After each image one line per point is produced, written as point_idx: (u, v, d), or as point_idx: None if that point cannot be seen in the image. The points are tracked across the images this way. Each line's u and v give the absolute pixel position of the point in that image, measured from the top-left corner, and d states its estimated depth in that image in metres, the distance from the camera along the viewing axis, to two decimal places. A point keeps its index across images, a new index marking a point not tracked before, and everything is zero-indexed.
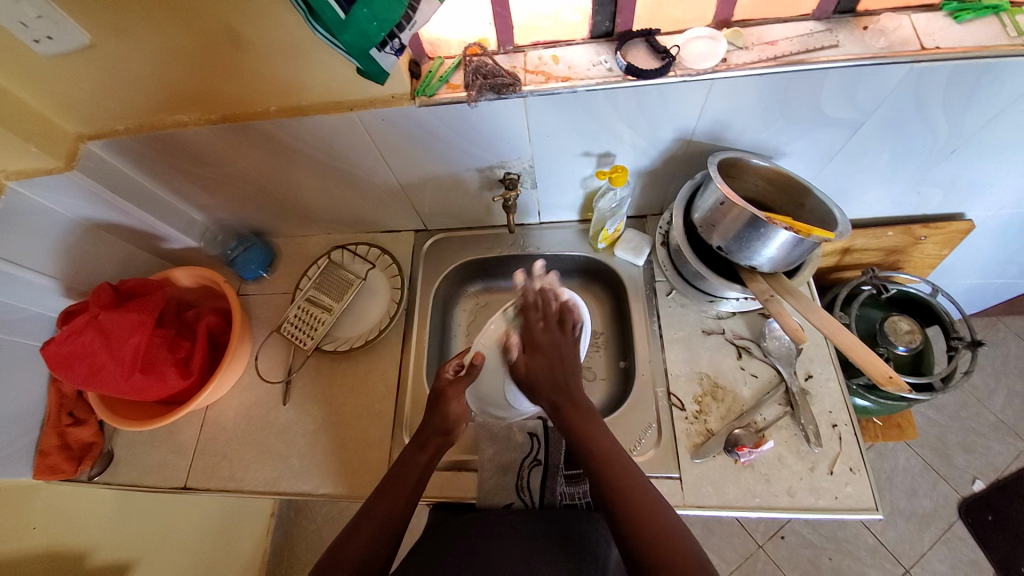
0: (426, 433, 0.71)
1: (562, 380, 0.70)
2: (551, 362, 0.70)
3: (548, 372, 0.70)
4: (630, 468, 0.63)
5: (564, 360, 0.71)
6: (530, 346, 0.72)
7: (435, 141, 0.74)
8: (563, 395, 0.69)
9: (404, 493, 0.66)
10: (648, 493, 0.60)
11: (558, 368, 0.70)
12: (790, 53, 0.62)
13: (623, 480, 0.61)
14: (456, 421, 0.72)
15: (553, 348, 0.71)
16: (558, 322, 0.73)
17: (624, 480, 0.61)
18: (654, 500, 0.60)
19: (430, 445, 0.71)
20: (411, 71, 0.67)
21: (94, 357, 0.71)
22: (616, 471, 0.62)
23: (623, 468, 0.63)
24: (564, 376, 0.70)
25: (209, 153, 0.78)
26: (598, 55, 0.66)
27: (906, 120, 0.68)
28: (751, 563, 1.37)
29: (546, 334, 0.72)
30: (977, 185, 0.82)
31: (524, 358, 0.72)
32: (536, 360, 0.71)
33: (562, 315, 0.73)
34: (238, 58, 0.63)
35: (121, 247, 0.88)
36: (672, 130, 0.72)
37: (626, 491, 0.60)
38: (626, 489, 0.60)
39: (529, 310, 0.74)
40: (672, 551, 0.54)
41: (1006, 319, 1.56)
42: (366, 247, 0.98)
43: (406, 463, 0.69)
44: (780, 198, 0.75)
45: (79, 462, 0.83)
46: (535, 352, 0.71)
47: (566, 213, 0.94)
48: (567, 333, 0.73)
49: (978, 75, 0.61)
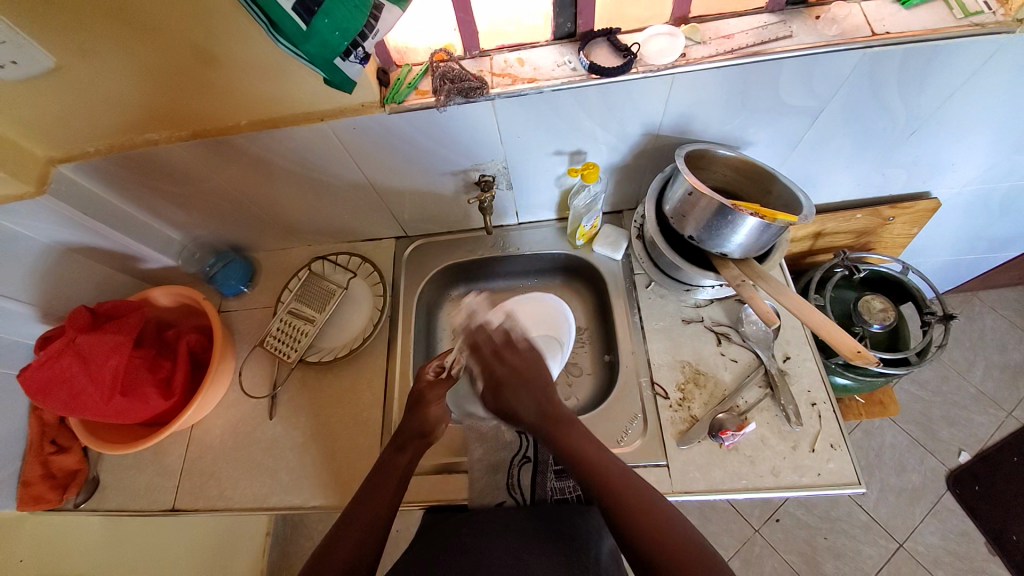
0: (406, 434, 0.72)
1: (541, 394, 0.69)
2: (525, 386, 0.69)
3: (520, 396, 0.69)
4: (631, 479, 0.62)
5: (531, 377, 0.70)
6: (495, 379, 0.70)
7: (408, 148, 0.75)
8: (544, 410, 0.68)
9: (387, 496, 0.66)
10: (643, 493, 0.61)
11: (529, 387, 0.69)
12: (747, 45, 0.64)
13: (619, 481, 0.61)
14: (435, 423, 0.73)
15: (517, 374, 0.70)
16: (509, 346, 0.72)
17: (627, 493, 0.60)
18: (651, 500, 0.60)
19: (409, 447, 0.71)
20: (379, 79, 0.68)
21: (72, 382, 0.70)
22: (609, 474, 0.62)
23: (614, 469, 0.63)
24: (538, 390, 0.69)
25: (183, 171, 0.77)
26: (562, 55, 0.68)
27: (863, 105, 0.71)
28: (749, 548, 1.39)
29: (501, 364, 0.71)
30: (938, 165, 0.85)
31: (492, 392, 0.70)
32: (506, 391, 0.69)
33: (510, 341, 0.73)
34: (205, 74, 0.63)
35: (98, 269, 0.88)
36: (639, 126, 0.73)
37: (623, 495, 0.60)
38: (631, 502, 0.60)
39: (481, 347, 0.72)
40: (678, 556, 0.55)
41: (981, 294, 1.60)
42: (347, 256, 0.98)
43: (386, 465, 0.69)
44: (748, 185, 0.76)
45: (65, 490, 0.82)
46: (501, 383, 0.70)
47: (544, 212, 0.96)
48: (519, 351, 0.72)
49: (928, 58, 0.64)
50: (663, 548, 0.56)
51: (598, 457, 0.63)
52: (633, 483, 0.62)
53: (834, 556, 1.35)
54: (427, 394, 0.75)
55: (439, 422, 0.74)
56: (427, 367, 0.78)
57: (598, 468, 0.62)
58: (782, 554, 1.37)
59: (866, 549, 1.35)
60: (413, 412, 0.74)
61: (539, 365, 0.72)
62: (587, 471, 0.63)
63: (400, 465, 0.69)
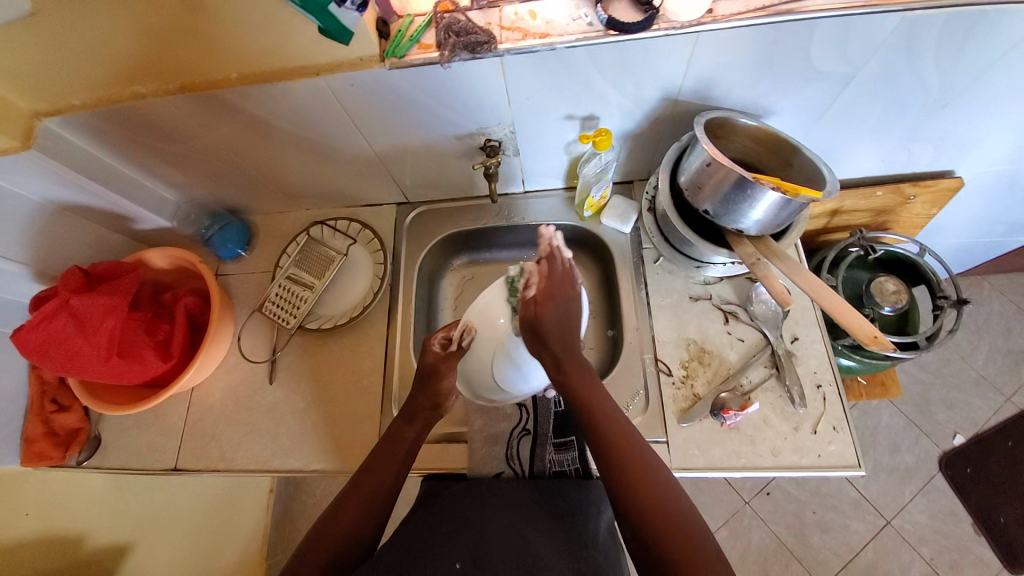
0: (416, 407, 0.71)
1: (569, 337, 0.69)
2: (562, 318, 0.69)
3: (558, 328, 0.68)
4: (636, 440, 0.62)
5: (571, 324, 0.70)
6: (545, 293, 0.69)
7: (411, 108, 0.71)
8: (568, 351, 0.68)
9: (394, 466, 0.66)
10: (681, 511, 0.56)
11: (565, 320, 0.69)
12: (778, 2, 0.58)
13: (656, 494, 0.57)
14: (447, 396, 0.72)
15: (567, 302, 0.70)
16: (568, 279, 0.71)
17: (633, 454, 0.60)
18: (691, 520, 0.55)
19: (418, 419, 0.71)
20: (378, 31, 0.62)
21: (68, 343, 0.69)
22: (646, 485, 0.57)
23: (653, 480, 0.58)
24: (571, 329, 0.69)
25: (175, 128, 0.74)
26: (578, 8, 0.62)
27: (898, 73, 0.66)
28: (738, 519, 1.42)
29: (559, 285, 0.70)
30: (969, 142, 0.81)
31: (534, 305, 0.69)
32: (548, 311, 0.69)
33: (570, 276, 0.71)
34: (196, 22, 0.58)
35: (91, 229, 0.85)
36: (657, 90, 0.69)
37: (659, 510, 0.56)
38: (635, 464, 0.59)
39: (550, 262, 0.71)
40: (677, 529, 0.54)
41: (992, 278, 1.57)
42: (347, 222, 0.95)
43: (393, 437, 0.69)
44: (768, 157, 0.73)
45: (68, 447, 0.82)
46: (548, 302, 0.69)
47: (551, 181, 0.92)
48: (575, 289, 0.71)
49: (973, 23, 0.59)
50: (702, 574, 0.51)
51: (640, 467, 0.59)
52: (673, 497, 0.57)
53: (822, 530, 1.38)
54: (440, 366, 0.71)
55: (450, 395, 0.73)
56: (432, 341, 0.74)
57: (637, 478, 0.58)
58: (771, 526, 1.40)
59: (853, 524, 1.38)
60: (427, 381, 0.72)
61: (580, 313, 0.71)
62: (622, 481, 0.58)
63: (405, 435, 0.69)
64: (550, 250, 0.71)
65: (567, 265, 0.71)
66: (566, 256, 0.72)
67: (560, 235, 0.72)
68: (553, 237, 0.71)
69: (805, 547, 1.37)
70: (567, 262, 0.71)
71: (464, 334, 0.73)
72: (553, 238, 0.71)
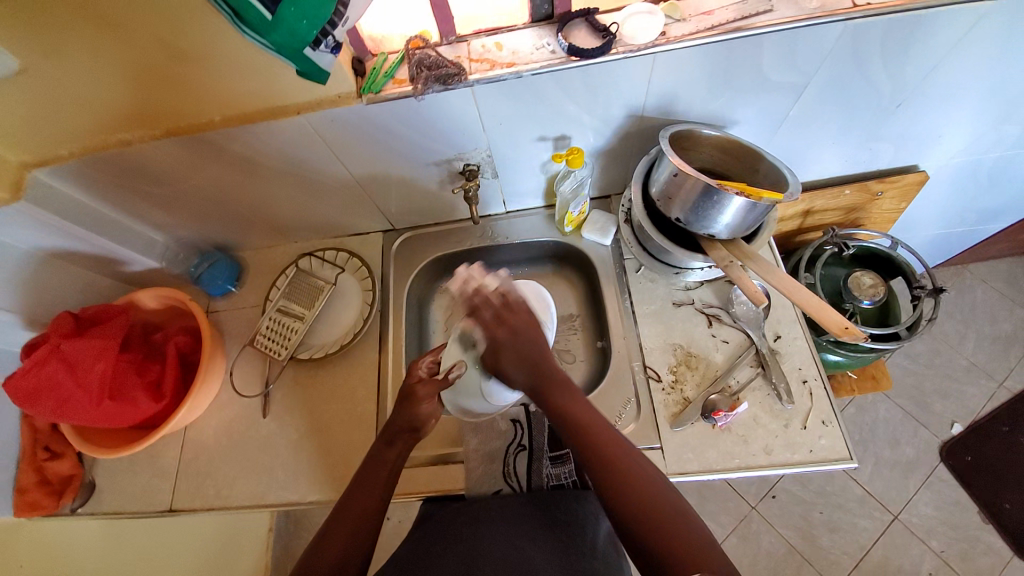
0: (395, 429, 0.70)
1: (535, 359, 0.67)
2: (520, 351, 0.67)
3: (517, 359, 0.67)
4: (627, 450, 0.61)
5: (531, 344, 0.67)
6: (497, 341, 0.68)
7: (389, 139, 0.74)
8: (538, 373, 0.66)
9: (376, 489, 0.66)
10: (679, 515, 0.56)
11: (523, 351, 0.67)
12: (727, 21, 0.62)
13: (653, 498, 0.57)
14: (425, 419, 0.71)
15: (515, 337, 0.67)
16: (509, 311, 0.69)
17: (624, 465, 0.59)
18: (690, 524, 0.55)
19: (398, 442, 0.70)
20: (354, 70, 0.66)
21: (60, 388, 0.69)
22: (641, 492, 0.57)
23: (647, 485, 0.58)
24: (534, 352, 0.67)
25: (161, 171, 0.76)
26: (540, 38, 0.66)
27: (848, 77, 0.70)
28: (746, 525, 1.41)
29: (499, 326, 0.68)
30: (927, 137, 0.84)
31: (491, 358, 0.69)
32: (503, 357, 0.67)
33: (510, 306, 0.70)
34: (177, 70, 0.61)
35: (82, 274, 0.86)
36: (622, 108, 0.72)
37: (658, 516, 0.55)
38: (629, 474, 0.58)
39: (478, 309, 0.69)
40: (674, 531, 0.54)
41: (972, 267, 1.61)
42: (334, 251, 0.97)
43: (375, 458, 0.69)
44: (734, 165, 0.76)
45: (61, 495, 0.82)
46: (500, 348, 0.68)
47: (531, 200, 0.95)
48: (521, 314, 0.69)
49: (912, 27, 0.63)
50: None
51: (635, 473, 0.58)
52: (670, 502, 0.57)
53: (831, 530, 1.37)
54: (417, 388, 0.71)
55: (429, 418, 0.72)
56: (418, 366, 0.75)
57: (632, 484, 0.57)
58: (779, 529, 1.39)
59: (860, 521, 1.38)
60: (404, 404, 0.71)
61: (530, 324, 0.69)
62: (614, 489, 0.58)
63: (386, 458, 0.69)
64: (471, 289, 0.70)
65: (499, 292, 0.70)
66: (490, 286, 0.70)
67: (476, 269, 0.72)
68: (468, 275, 0.71)
69: (815, 549, 1.36)
70: (495, 291, 0.70)
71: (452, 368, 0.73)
72: (473, 275, 0.71)
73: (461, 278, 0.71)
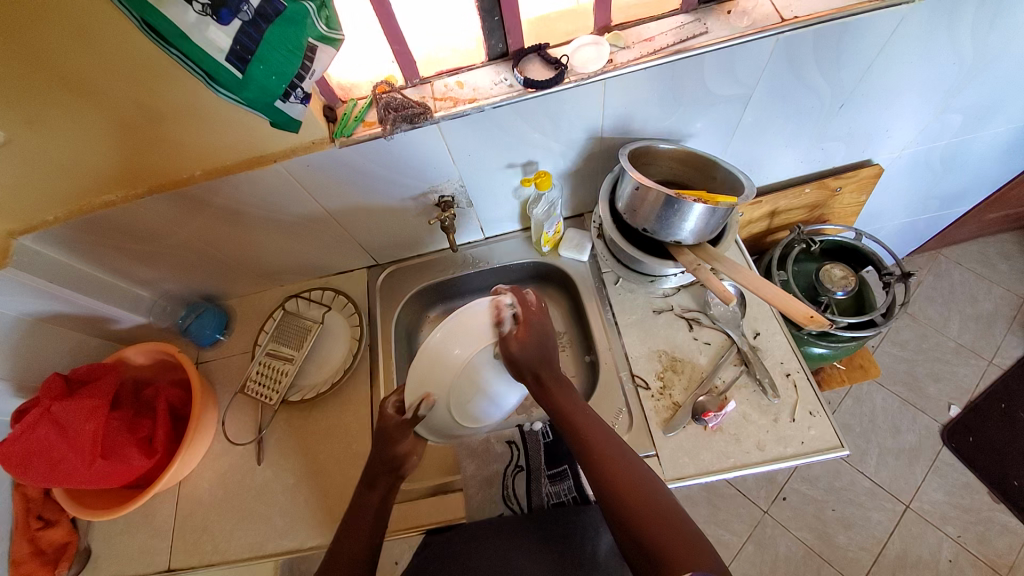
0: (374, 471, 0.70)
1: (545, 354, 0.68)
2: (539, 335, 0.68)
3: (534, 348, 0.67)
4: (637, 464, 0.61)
5: (543, 338, 0.69)
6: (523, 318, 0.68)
7: (366, 178, 0.77)
8: (547, 372, 0.68)
9: (366, 524, 0.67)
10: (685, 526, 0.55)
11: (540, 342, 0.68)
12: (667, 45, 0.68)
13: (661, 512, 0.56)
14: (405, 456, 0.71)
15: (534, 329, 0.68)
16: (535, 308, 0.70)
17: (633, 478, 0.59)
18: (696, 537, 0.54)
19: (379, 483, 0.70)
20: (326, 117, 0.70)
21: (52, 451, 0.69)
22: (648, 508, 0.56)
23: (655, 496, 0.58)
24: (548, 350, 0.69)
25: (148, 228, 0.78)
26: (498, 74, 0.71)
27: (788, 85, 0.75)
28: (760, 531, 1.39)
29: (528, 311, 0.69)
30: (874, 133, 0.89)
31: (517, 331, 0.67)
32: (523, 343, 0.67)
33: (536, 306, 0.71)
34: (158, 131, 0.64)
35: (70, 336, 0.87)
36: (583, 131, 0.77)
37: (663, 527, 0.55)
38: (635, 489, 0.58)
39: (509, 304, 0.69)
40: (680, 547, 0.53)
41: (945, 251, 1.66)
42: (320, 291, 0.99)
43: (359, 506, 0.69)
44: (693, 175, 0.80)
45: (56, 565, 0.79)
46: (523, 330, 0.67)
47: (508, 225, 0.98)
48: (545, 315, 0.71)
49: (840, 34, 0.68)
50: None
51: (639, 488, 0.58)
52: (674, 512, 0.56)
53: (845, 526, 1.36)
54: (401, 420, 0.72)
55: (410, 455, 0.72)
56: (388, 402, 0.74)
57: (636, 500, 0.57)
58: (794, 532, 1.37)
59: (874, 515, 1.37)
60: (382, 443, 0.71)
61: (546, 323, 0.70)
62: (622, 503, 0.57)
63: (370, 503, 0.68)
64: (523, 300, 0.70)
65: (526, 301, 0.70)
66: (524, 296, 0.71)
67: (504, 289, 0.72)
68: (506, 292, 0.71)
69: (833, 548, 1.34)
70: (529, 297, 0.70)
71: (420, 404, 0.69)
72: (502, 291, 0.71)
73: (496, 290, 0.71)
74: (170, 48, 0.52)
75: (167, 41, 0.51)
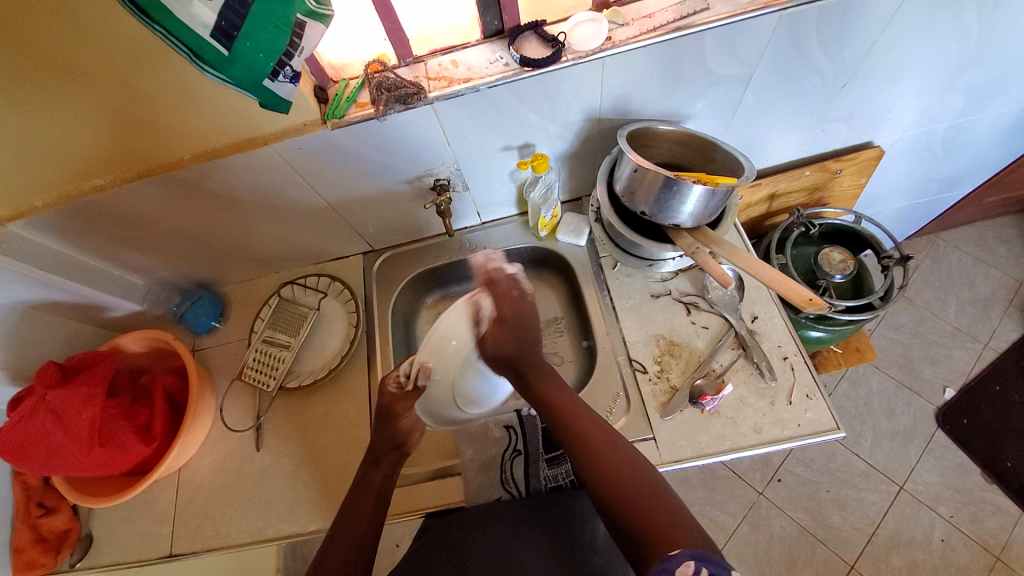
0: (380, 449, 0.72)
1: (526, 346, 0.75)
2: (515, 332, 0.74)
3: (511, 338, 0.74)
4: (619, 444, 0.64)
5: (525, 330, 0.75)
6: (497, 318, 0.74)
7: (360, 162, 0.76)
8: (529, 364, 0.74)
9: (364, 514, 0.67)
10: (669, 499, 0.56)
11: (520, 332, 0.75)
12: (666, 22, 0.66)
13: (642, 487, 0.58)
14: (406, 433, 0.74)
15: (515, 313, 0.75)
16: (513, 291, 0.76)
17: (613, 457, 0.62)
18: (679, 511, 0.55)
19: (383, 462, 0.72)
20: (318, 97, 0.68)
21: (49, 439, 0.69)
22: (630, 482, 0.59)
23: (636, 473, 0.60)
24: (528, 339, 0.75)
25: (140, 214, 0.77)
26: (493, 52, 0.69)
27: (790, 64, 0.73)
28: (755, 512, 1.41)
29: (506, 299, 0.75)
30: (876, 113, 0.88)
31: (490, 337, 0.75)
32: (505, 329, 0.74)
33: (515, 286, 0.77)
34: (146, 114, 0.63)
35: (65, 324, 0.86)
36: (581, 112, 0.75)
37: (642, 499, 0.57)
38: (615, 467, 0.61)
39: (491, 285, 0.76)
40: (660, 522, 0.54)
41: (944, 235, 1.65)
42: (316, 277, 0.98)
43: (363, 482, 0.70)
44: (692, 157, 0.79)
45: (59, 551, 0.80)
46: (501, 328, 0.74)
47: (504, 209, 0.97)
48: (523, 296, 0.77)
49: (843, 9, 0.66)
50: (699, 555, 0.49)
51: (621, 464, 0.61)
52: (658, 489, 0.58)
53: (839, 507, 1.38)
54: (396, 406, 0.73)
55: (411, 433, 0.74)
56: (388, 378, 0.75)
57: (625, 477, 0.59)
58: (788, 513, 1.39)
59: (868, 496, 1.38)
60: (384, 421, 0.73)
61: (533, 317, 0.76)
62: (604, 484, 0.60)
63: (373, 481, 0.70)
64: (491, 273, 0.77)
65: (513, 278, 0.77)
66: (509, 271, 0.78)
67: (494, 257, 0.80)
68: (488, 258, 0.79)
69: (827, 528, 1.36)
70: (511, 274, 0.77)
71: (419, 374, 0.73)
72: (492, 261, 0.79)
73: (477, 259, 0.78)
74: (153, 25, 0.50)
75: (150, 18, 0.50)
